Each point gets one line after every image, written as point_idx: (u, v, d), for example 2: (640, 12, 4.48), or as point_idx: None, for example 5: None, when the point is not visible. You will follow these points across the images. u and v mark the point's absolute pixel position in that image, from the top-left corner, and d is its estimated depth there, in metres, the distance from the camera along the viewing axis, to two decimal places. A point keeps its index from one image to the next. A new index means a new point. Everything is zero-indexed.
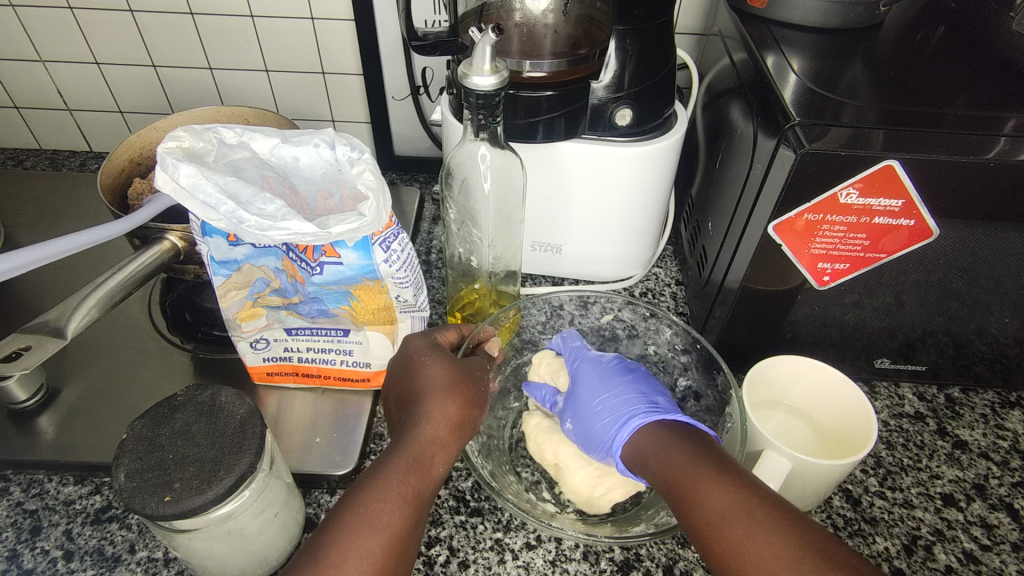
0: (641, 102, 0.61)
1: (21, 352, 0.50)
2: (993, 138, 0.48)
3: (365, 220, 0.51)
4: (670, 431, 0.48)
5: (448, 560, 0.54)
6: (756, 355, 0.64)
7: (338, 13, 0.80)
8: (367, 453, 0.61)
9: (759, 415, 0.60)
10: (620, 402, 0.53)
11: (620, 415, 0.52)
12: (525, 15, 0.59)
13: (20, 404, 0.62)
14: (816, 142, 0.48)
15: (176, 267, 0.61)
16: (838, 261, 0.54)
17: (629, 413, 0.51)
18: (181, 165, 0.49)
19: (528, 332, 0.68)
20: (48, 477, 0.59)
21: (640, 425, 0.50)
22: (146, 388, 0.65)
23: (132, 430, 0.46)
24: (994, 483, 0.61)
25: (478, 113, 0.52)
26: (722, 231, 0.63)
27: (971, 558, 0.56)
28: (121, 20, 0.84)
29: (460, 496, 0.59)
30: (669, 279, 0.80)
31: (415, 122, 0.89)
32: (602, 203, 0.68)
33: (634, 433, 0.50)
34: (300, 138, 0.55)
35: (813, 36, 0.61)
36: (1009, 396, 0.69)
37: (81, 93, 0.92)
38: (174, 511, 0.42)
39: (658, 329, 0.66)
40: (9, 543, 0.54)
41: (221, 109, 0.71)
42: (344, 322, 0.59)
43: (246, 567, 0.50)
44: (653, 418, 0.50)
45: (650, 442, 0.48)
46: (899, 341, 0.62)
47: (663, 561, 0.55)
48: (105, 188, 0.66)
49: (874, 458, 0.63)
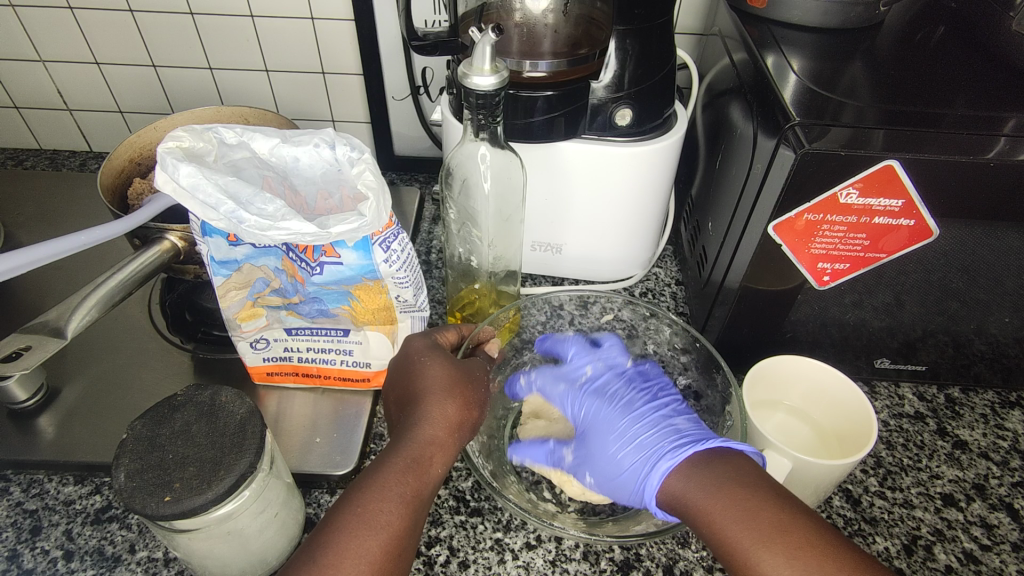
0: (641, 102, 0.61)
1: (21, 352, 0.50)
2: (993, 138, 0.48)
3: (365, 219, 0.51)
4: (699, 472, 0.46)
5: (448, 560, 0.54)
6: (755, 355, 0.64)
7: (338, 13, 0.80)
8: (367, 452, 0.61)
9: (759, 415, 0.60)
10: (639, 449, 0.51)
11: (646, 461, 0.50)
12: (525, 15, 0.59)
13: (20, 404, 0.62)
14: (816, 142, 0.48)
15: (176, 267, 0.61)
16: (838, 261, 0.54)
17: (654, 455, 0.49)
18: (181, 165, 0.49)
19: (528, 332, 0.68)
20: (48, 477, 0.59)
21: (670, 470, 0.48)
22: (146, 388, 0.65)
23: (132, 430, 0.46)
24: (994, 483, 0.61)
25: (478, 113, 0.52)
26: (722, 231, 0.63)
27: (971, 558, 0.56)
28: (121, 21, 0.84)
29: (460, 496, 0.59)
30: (669, 278, 0.80)
31: (415, 122, 0.89)
32: (602, 203, 0.68)
33: (665, 477, 0.48)
34: (300, 138, 0.55)
35: (813, 36, 0.61)
36: (1009, 396, 0.69)
37: (81, 93, 0.92)
38: (173, 511, 0.42)
39: (658, 329, 0.66)
40: (9, 543, 0.54)
41: (221, 109, 0.71)
42: (344, 322, 0.59)
43: (246, 567, 0.50)
44: (681, 456, 0.48)
45: (687, 491, 0.46)
46: (899, 341, 0.62)
47: (663, 561, 0.55)
48: (105, 188, 0.66)
49: (874, 458, 0.63)
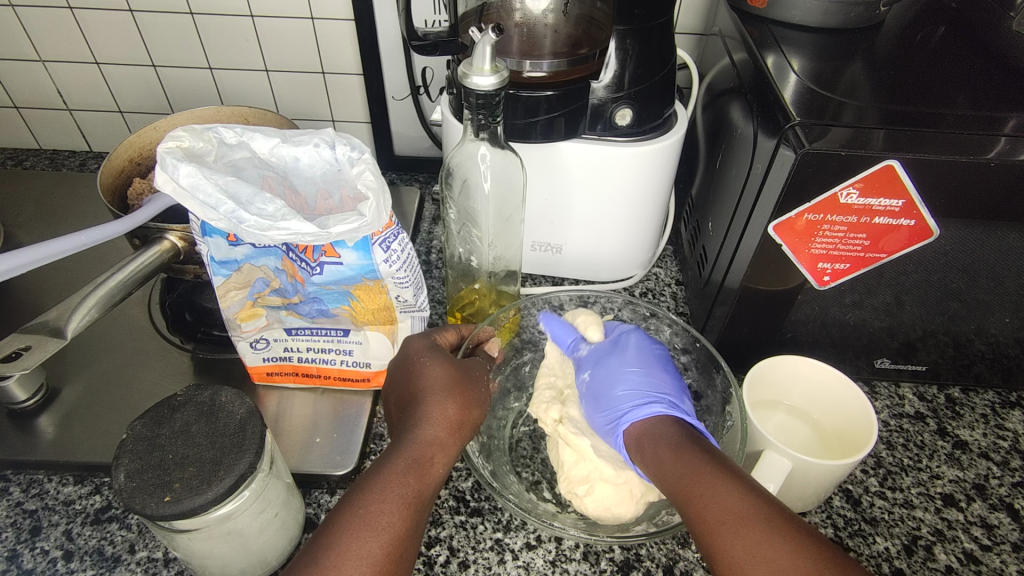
0: (641, 102, 0.61)
1: (21, 352, 0.50)
2: (993, 138, 0.48)
3: (365, 219, 0.51)
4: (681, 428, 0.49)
5: (448, 560, 0.54)
6: (756, 355, 0.64)
7: (339, 13, 0.80)
8: (367, 453, 0.61)
9: (759, 415, 0.60)
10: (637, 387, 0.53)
11: (641, 396, 0.52)
12: (525, 15, 0.59)
13: (20, 404, 0.62)
14: (816, 141, 0.48)
15: (176, 267, 0.61)
16: (838, 261, 0.54)
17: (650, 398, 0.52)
18: (181, 165, 0.49)
19: (528, 332, 0.67)
20: (48, 477, 0.59)
21: (661, 413, 0.50)
22: (146, 388, 0.65)
23: (132, 430, 0.46)
24: (994, 483, 0.61)
25: (478, 113, 0.52)
26: (722, 231, 0.63)
27: (971, 558, 0.56)
28: (121, 21, 0.84)
29: (460, 496, 0.59)
30: (669, 279, 0.80)
31: (415, 122, 0.89)
32: (603, 203, 0.68)
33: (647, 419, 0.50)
34: (300, 138, 0.55)
35: (813, 36, 0.61)
36: (1009, 396, 0.69)
37: (81, 93, 0.92)
38: (174, 511, 0.41)
39: (658, 329, 0.66)
40: (9, 543, 0.54)
41: (221, 109, 0.71)
42: (344, 322, 0.59)
43: (246, 567, 0.50)
44: (674, 411, 0.51)
45: (656, 432, 0.49)
46: (899, 341, 0.62)
47: (663, 561, 0.55)
48: (105, 188, 0.66)
49: (874, 458, 0.63)
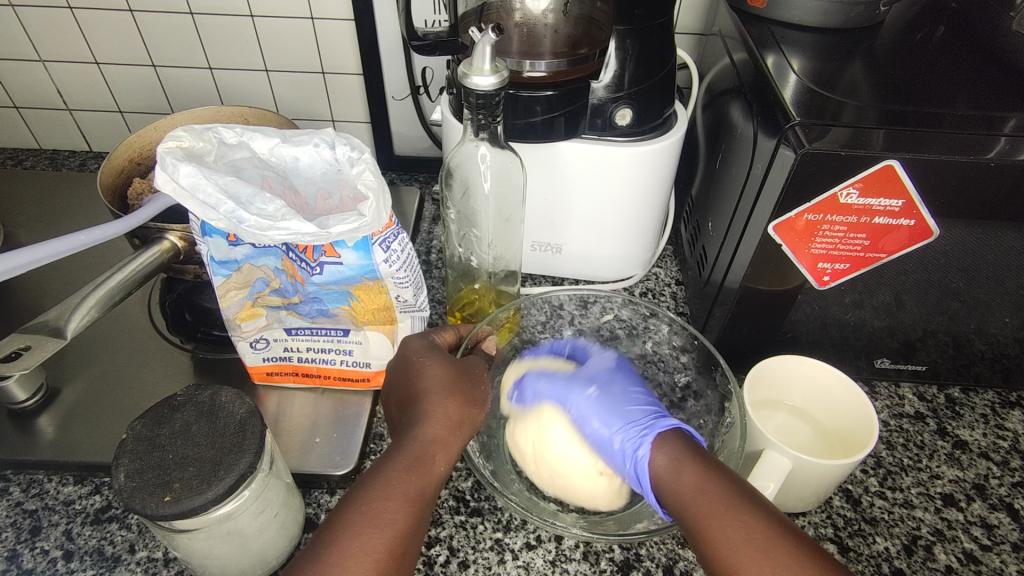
0: (641, 102, 0.61)
1: (21, 352, 0.50)
2: (994, 138, 0.48)
3: (365, 220, 0.51)
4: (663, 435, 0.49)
5: (448, 560, 0.54)
6: (755, 355, 0.64)
7: (339, 13, 0.80)
8: (367, 452, 0.61)
9: (759, 415, 0.59)
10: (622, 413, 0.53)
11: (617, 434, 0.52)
12: (525, 15, 0.59)
13: (20, 404, 0.62)
14: (816, 141, 0.48)
15: (176, 267, 0.61)
16: (838, 261, 0.54)
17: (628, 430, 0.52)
18: (181, 165, 0.49)
19: (528, 332, 0.68)
20: (48, 477, 0.59)
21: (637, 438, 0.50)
22: (146, 388, 0.65)
23: (132, 430, 0.46)
24: (994, 483, 0.61)
25: (478, 113, 0.52)
26: (722, 232, 0.63)
27: (971, 558, 0.56)
28: (122, 21, 0.84)
29: (460, 496, 0.59)
30: (669, 278, 0.79)
31: (415, 122, 0.89)
32: (602, 201, 0.68)
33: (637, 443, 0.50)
34: (300, 138, 0.55)
35: (811, 36, 0.61)
36: (1009, 396, 0.69)
37: (82, 93, 0.92)
38: (173, 511, 0.42)
39: (658, 329, 0.67)
40: (9, 543, 0.54)
41: (221, 109, 0.71)
42: (344, 322, 0.59)
43: (246, 567, 0.50)
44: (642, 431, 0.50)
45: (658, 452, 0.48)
46: (899, 341, 0.62)
47: (662, 561, 0.55)
48: (105, 188, 0.66)
49: (874, 458, 0.63)
